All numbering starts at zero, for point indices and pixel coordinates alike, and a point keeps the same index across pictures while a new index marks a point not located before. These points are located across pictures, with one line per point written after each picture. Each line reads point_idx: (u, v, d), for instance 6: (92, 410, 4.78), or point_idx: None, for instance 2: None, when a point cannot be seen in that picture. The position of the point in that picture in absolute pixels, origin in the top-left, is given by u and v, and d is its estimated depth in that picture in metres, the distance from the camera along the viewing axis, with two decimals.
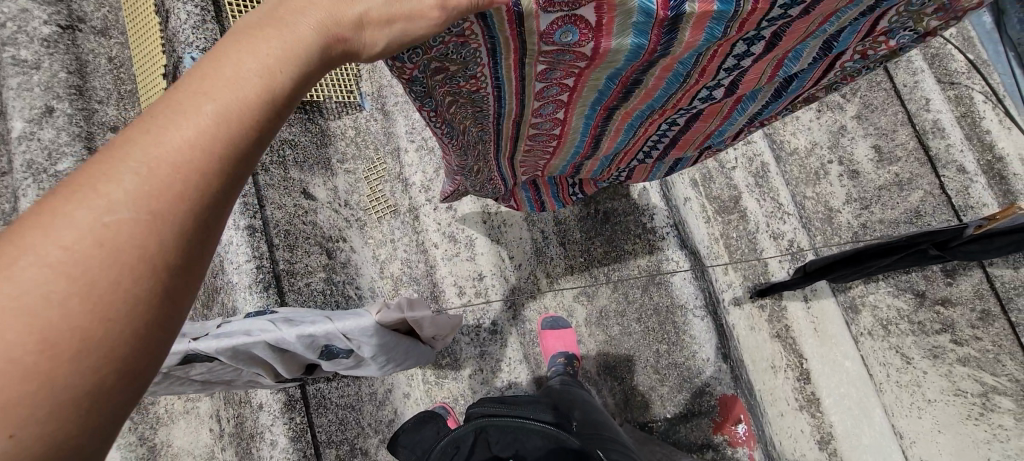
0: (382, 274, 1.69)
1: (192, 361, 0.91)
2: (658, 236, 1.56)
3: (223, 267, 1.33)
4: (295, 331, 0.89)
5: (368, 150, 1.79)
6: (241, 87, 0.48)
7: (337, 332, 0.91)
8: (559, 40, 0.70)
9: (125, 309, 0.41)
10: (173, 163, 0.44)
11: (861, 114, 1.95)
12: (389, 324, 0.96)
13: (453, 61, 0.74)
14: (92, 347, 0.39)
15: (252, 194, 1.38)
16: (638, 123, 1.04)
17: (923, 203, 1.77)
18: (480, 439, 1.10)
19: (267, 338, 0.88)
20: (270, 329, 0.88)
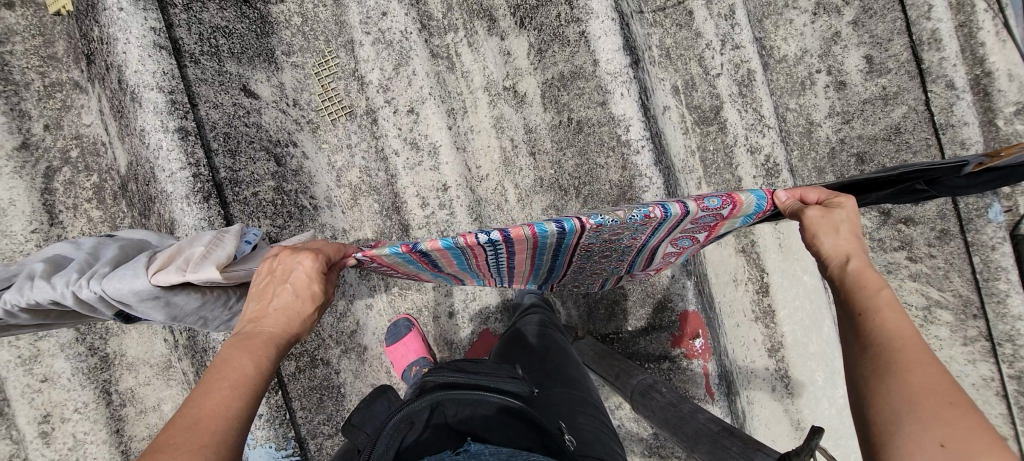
0: (339, 183, 1.56)
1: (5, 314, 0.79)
2: (632, 151, 1.39)
3: (154, 175, 1.20)
4: (101, 288, 0.74)
5: (317, 42, 1.55)
6: (233, 384, 0.66)
7: (162, 295, 0.76)
8: (651, 250, 1.12)
9: (232, 415, 0.63)
10: (214, 401, 0.63)
11: (858, 19, 1.76)
12: (172, 288, 0.76)
13: (612, 256, 1.13)
14: (223, 415, 0.62)
15: (181, 92, 1.22)
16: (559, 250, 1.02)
17: (904, 121, 1.72)
18: (442, 412, 0.77)
19: (57, 296, 0.74)
20: (69, 283, 0.74)
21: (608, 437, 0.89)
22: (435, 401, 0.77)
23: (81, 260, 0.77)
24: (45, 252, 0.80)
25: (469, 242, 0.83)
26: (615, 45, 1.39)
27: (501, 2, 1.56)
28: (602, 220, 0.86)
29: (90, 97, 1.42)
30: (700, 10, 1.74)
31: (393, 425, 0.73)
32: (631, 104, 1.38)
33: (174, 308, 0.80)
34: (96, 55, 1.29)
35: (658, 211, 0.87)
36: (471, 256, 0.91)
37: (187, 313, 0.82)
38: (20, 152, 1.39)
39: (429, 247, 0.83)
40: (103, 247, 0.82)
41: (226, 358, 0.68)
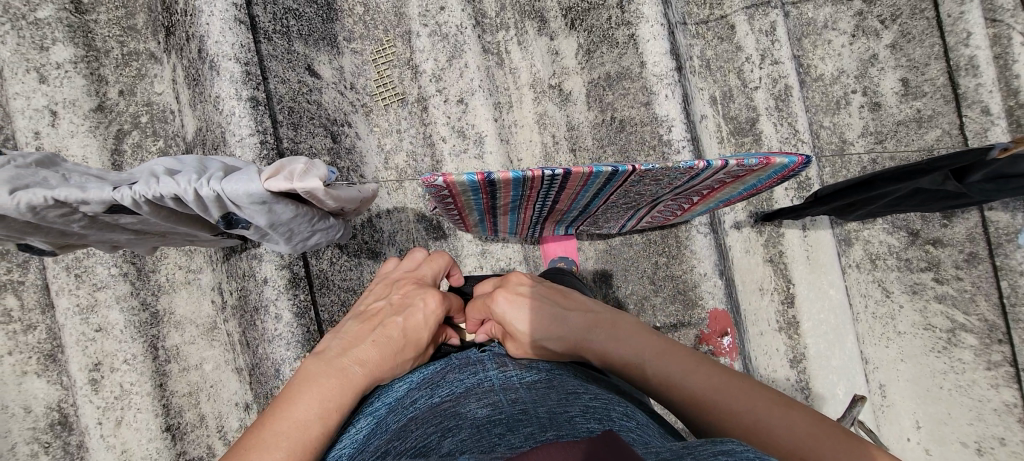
0: (387, 165, 1.63)
1: (119, 210, 0.88)
2: (673, 150, 1.45)
3: (225, 138, 1.28)
4: (223, 187, 0.83)
5: (377, 31, 1.64)
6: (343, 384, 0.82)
7: (271, 200, 0.86)
8: (675, 198, 1.21)
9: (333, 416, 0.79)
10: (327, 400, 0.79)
11: (896, 43, 1.82)
12: (278, 194, 0.86)
13: (637, 201, 1.21)
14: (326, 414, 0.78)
15: (255, 64, 1.30)
16: (598, 193, 1.10)
17: (937, 143, 1.75)
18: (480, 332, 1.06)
19: (179, 192, 0.82)
20: (192, 181, 0.82)
21: None
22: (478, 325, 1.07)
23: (194, 167, 0.86)
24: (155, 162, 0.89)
25: (535, 177, 0.90)
26: (663, 49, 1.45)
27: (553, 4, 1.64)
28: (653, 169, 0.94)
29: (164, 68, 1.51)
30: (741, 25, 1.81)
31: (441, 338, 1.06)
32: (675, 106, 1.45)
33: (274, 214, 0.90)
34: (177, 27, 1.38)
35: (703, 161, 0.94)
36: (526, 189, 0.97)
37: (282, 222, 0.93)
38: (95, 113, 1.48)
39: (500, 175, 0.88)
40: (208, 162, 0.90)
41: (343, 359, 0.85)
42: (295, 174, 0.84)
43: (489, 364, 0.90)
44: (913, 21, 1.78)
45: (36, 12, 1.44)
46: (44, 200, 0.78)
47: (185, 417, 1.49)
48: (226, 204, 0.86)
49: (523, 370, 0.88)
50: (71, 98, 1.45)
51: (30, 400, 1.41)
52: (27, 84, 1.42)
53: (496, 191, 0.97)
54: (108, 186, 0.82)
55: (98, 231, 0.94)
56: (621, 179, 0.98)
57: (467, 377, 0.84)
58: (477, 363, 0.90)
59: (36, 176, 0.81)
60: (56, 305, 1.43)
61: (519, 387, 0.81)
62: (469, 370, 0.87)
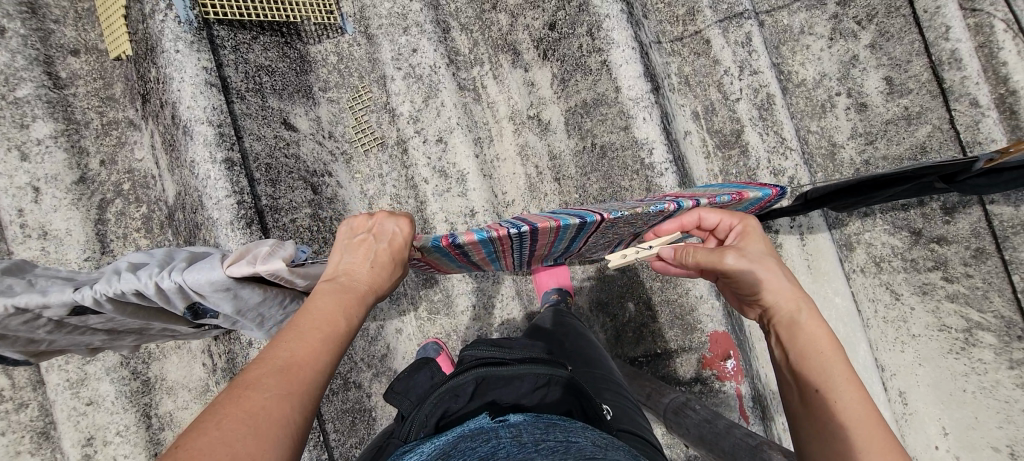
0: (371, 210, 1.62)
1: (85, 311, 0.86)
2: (656, 173, 1.42)
3: (202, 202, 1.27)
4: (184, 277, 0.82)
5: (352, 78, 1.65)
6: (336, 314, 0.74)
7: (234, 285, 0.84)
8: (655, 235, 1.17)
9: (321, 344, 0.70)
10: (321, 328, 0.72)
11: (876, 42, 1.80)
12: (241, 279, 0.84)
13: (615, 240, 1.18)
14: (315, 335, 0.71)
15: (228, 125, 1.31)
16: (573, 242, 1.07)
17: (929, 140, 1.70)
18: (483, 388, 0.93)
19: (139, 286, 0.82)
20: (152, 274, 0.82)
21: (635, 412, 1.03)
22: (482, 376, 0.94)
23: (158, 259, 0.86)
24: (124, 257, 0.89)
25: (501, 236, 0.87)
26: (636, 72, 1.44)
27: (525, 36, 1.65)
28: (622, 215, 0.90)
29: (143, 134, 1.52)
30: (716, 39, 1.79)
31: (444, 393, 0.93)
32: (654, 128, 1.43)
33: (242, 300, 0.88)
34: (151, 94, 1.39)
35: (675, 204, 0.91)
36: (495, 246, 0.94)
37: (251, 307, 0.91)
38: (77, 186, 1.49)
39: (463, 237, 0.86)
40: (175, 253, 0.90)
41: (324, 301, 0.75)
42: (257, 257, 0.84)
43: (501, 429, 0.77)
44: (890, 20, 1.76)
45: (15, 91, 1.44)
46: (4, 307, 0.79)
47: None
48: (190, 295, 0.85)
49: (539, 433, 0.74)
50: (53, 173, 1.46)
51: None
52: (8, 163, 1.42)
53: (466, 252, 0.94)
54: (69, 288, 0.82)
55: (70, 332, 0.93)
56: (594, 228, 0.95)
57: (480, 445, 0.73)
58: (489, 429, 0.77)
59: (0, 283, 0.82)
60: (46, 382, 1.42)
61: (535, 449, 0.69)
62: (480, 438, 0.75)
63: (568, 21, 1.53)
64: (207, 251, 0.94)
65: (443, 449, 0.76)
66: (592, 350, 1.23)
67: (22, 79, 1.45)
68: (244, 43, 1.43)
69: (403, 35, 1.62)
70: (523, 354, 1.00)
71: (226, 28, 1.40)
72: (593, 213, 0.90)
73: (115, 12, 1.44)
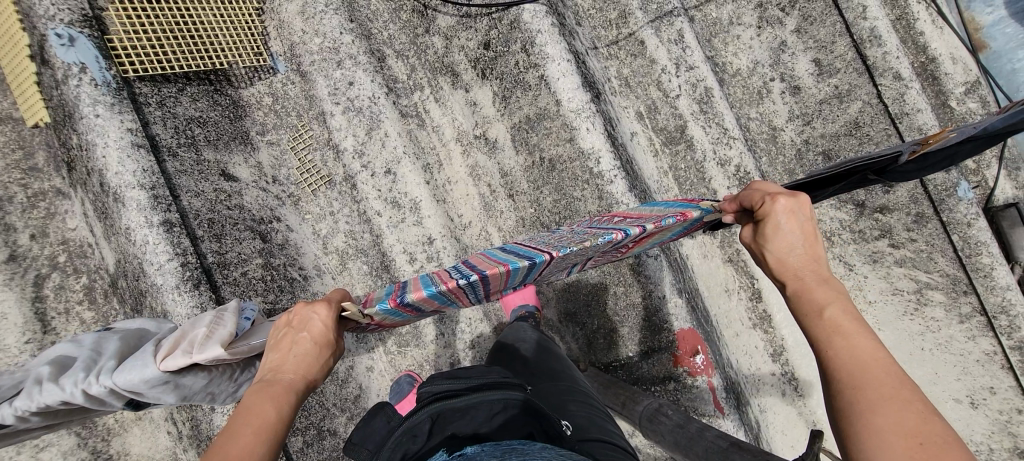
0: (327, 250, 1.59)
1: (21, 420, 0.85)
2: (605, 181, 1.44)
3: (143, 269, 1.22)
4: (113, 382, 0.80)
5: (290, 118, 1.61)
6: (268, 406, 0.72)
7: (171, 379, 0.82)
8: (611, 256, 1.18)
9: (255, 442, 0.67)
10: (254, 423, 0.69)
11: (801, 27, 1.85)
12: (180, 371, 0.82)
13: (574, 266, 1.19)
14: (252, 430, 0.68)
15: (162, 186, 1.26)
16: (530, 276, 1.07)
17: (861, 115, 1.76)
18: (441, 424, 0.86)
19: (67, 396, 0.80)
20: (78, 383, 0.80)
21: (602, 419, 1.06)
22: (438, 410, 0.87)
23: (86, 359, 0.84)
24: (48, 356, 0.86)
25: (450, 288, 0.87)
26: (574, 84, 1.46)
27: (461, 57, 1.64)
28: (570, 251, 0.91)
29: (74, 202, 1.45)
30: (650, 39, 1.81)
31: (399, 437, 0.85)
32: (598, 137, 1.45)
33: (183, 392, 0.86)
34: (76, 161, 1.33)
35: (619, 233, 0.91)
36: (448, 296, 0.93)
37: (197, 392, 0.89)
38: (8, 264, 1.41)
39: (411, 296, 0.85)
40: (105, 343, 0.88)
41: (253, 400, 0.72)
42: (189, 349, 0.81)
43: None
44: (810, 5, 1.81)
45: None
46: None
47: None
48: (123, 395, 0.83)
49: (491, 459, 0.70)
50: None
51: None
52: None
53: (420, 306, 0.94)
54: None
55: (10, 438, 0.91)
56: (545, 265, 0.95)
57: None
58: None
59: None
60: None
61: None
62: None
63: (502, 40, 1.54)
64: (140, 337, 0.91)
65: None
66: (559, 364, 1.25)
67: None
68: (171, 97, 1.40)
69: (338, 69, 1.59)
70: (478, 381, 0.94)
71: (149, 84, 1.36)
72: (541, 253, 0.91)
73: (26, 78, 1.34)
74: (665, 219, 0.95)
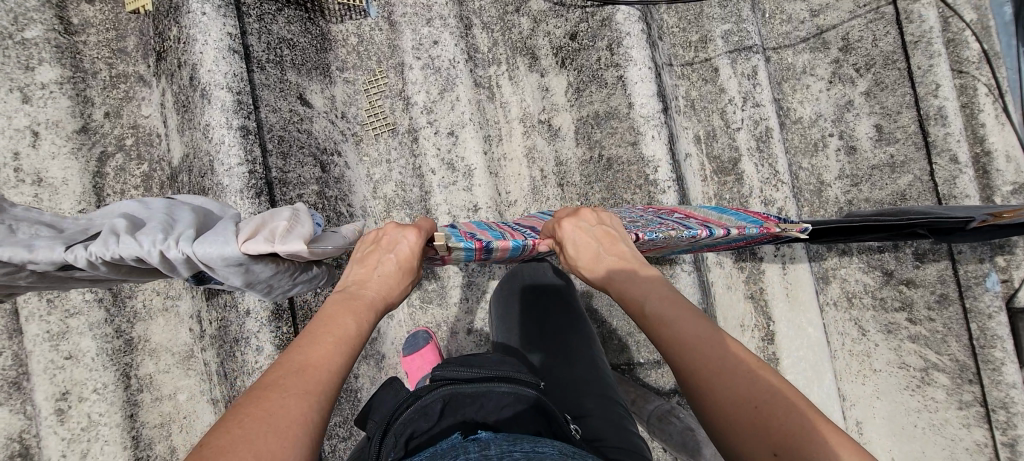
0: (375, 194, 1.63)
1: (71, 269, 0.82)
2: (658, 189, 1.47)
3: (212, 167, 1.27)
4: (195, 249, 0.82)
5: (371, 62, 1.66)
6: (350, 319, 0.78)
7: (248, 262, 0.86)
8: (683, 251, 1.30)
9: (337, 345, 0.74)
10: (336, 330, 0.75)
11: (870, 91, 1.88)
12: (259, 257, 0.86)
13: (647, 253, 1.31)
14: (334, 336, 0.74)
15: (247, 94, 1.31)
16: None
17: (909, 188, 1.79)
18: (452, 407, 0.90)
19: (142, 254, 0.80)
20: (158, 243, 0.80)
21: (617, 414, 1.09)
22: (450, 393, 0.92)
23: (161, 224, 0.84)
24: (117, 214, 0.85)
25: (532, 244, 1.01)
26: (650, 91, 1.49)
27: (545, 42, 1.67)
28: (655, 237, 1.03)
29: (153, 91, 1.50)
30: (725, 68, 1.87)
31: (409, 415, 0.88)
32: (661, 147, 1.48)
33: (250, 275, 0.90)
34: (169, 52, 1.38)
35: (702, 232, 1.03)
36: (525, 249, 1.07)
37: (260, 281, 0.93)
38: (78, 135, 1.45)
39: (495, 241, 0.98)
40: (174, 215, 0.88)
41: (335, 311, 0.79)
42: (275, 236, 0.86)
43: (471, 445, 0.77)
44: (886, 71, 1.85)
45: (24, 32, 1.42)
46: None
47: (155, 449, 1.45)
48: (197, 266, 0.85)
49: (507, 446, 0.75)
50: (55, 119, 1.43)
51: None
52: (10, 104, 1.40)
53: (501, 254, 1.07)
54: (60, 246, 0.77)
55: (49, 284, 0.88)
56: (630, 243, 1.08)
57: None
58: (460, 446, 0.77)
59: None
60: (24, 332, 1.38)
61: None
62: (451, 454, 0.74)
63: (589, 34, 1.56)
64: (205, 217, 0.92)
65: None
66: (574, 336, 1.34)
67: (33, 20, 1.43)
68: (270, 14, 1.43)
69: (426, 26, 1.66)
70: (489, 373, 0.99)
71: None
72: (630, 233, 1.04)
73: None
74: (749, 230, 1.04)
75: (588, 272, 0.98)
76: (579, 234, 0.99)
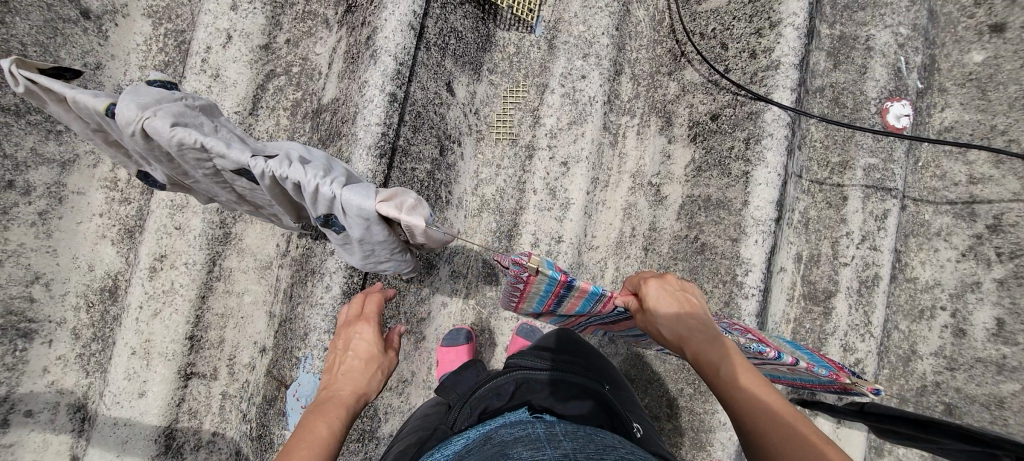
0: (474, 191, 1.71)
1: (241, 175, 0.96)
2: (742, 293, 1.43)
3: (355, 118, 1.40)
4: (341, 191, 0.95)
5: (518, 74, 1.75)
6: (354, 382, 1.04)
7: (373, 220, 0.97)
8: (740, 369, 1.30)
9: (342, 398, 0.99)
10: (343, 390, 1.01)
11: (1007, 281, 1.58)
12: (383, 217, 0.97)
13: None
14: (341, 394, 1.00)
15: (407, 66, 1.43)
16: None
17: (1011, 397, 1.53)
18: (522, 388, 1.01)
19: (301, 180, 0.93)
20: (318, 176, 0.93)
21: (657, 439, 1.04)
22: (521, 378, 1.03)
23: (321, 165, 0.98)
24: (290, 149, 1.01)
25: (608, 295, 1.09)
26: (770, 197, 1.44)
27: (684, 112, 1.68)
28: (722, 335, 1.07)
29: (330, 35, 1.67)
30: (854, 200, 1.77)
31: (484, 392, 1.02)
32: (760, 254, 1.43)
33: (369, 232, 1.01)
34: (358, 8, 1.55)
35: (770, 351, 1.05)
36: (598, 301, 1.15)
37: (371, 240, 1.04)
38: (260, 50, 1.66)
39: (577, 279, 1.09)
40: (330, 163, 1.03)
41: (343, 377, 1.05)
42: (403, 205, 0.98)
43: (538, 423, 0.87)
44: None
45: None
46: (193, 142, 0.88)
47: (208, 334, 1.60)
48: (334, 207, 0.97)
49: (573, 428, 0.86)
50: (248, 31, 1.64)
51: (97, 261, 1.62)
52: (221, 8, 1.62)
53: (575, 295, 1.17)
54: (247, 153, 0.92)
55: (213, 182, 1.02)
56: None
57: (517, 430, 0.84)
58: (528, 421, 0.87)
59: (198, 122, 0.93)
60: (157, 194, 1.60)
61: (564, 437, 0.82)
62: (521, 427, 0.85)
63: (730, 121, 1.55)
64: (352, 175, 1.06)
65: (485, 433, 0.86)
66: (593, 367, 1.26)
67: None
68: (452, 5, 1.55)
69: (580, 59, 1.72)
70: (557, 366, 1.08)
71: None
72: None
73: None
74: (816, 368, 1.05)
75: (660, 324, 1.05)
76: (663, 294, 1.06)
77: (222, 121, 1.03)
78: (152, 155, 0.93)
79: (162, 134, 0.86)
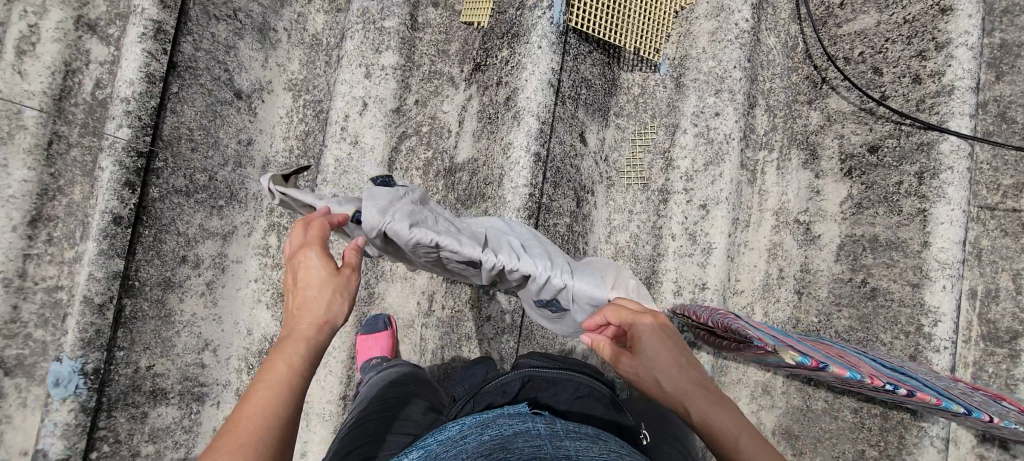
0: (608, 238, 1.67)
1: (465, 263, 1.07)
2: (931, 345, 1.30)
3: (501, 179, 1.41)
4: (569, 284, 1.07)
5: (645, 115, 1.70)
6: (302, 337, 0.79)
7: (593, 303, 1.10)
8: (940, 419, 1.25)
9: (291, 370, 0.75)
10: (291, 353, 0.76)
11: None
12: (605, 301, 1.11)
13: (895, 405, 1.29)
14: (287, 365, 0.75)
15: (548, 121, 1.41)
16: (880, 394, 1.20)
17: None
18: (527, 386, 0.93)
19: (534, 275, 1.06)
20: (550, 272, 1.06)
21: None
22: (530, 376, 0.95)
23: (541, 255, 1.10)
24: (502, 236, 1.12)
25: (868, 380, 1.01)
26: (957, 237, 1.31)
27: (832, 143, 1.56)
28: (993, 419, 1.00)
29: (458, 93, 1.70)
30: None
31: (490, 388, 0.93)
32: (949, 300, 1.30)
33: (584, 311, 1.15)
34: (490, 67, 1.57)
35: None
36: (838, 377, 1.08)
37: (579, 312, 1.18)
38: (393, 114, 1.71)
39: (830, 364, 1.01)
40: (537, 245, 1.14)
41: (290, 333, 0.79)
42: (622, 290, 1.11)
43: (536, 416, 0.78)
44: None
45: (383, 21, 1.69)
46: (440, 247, 0.98)
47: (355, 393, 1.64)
48: (559, 295, 1.10)
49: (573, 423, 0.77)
50: (382, 97, 1.69)
51: (254, 326, 1.72)
52: (356, 76, 1.68)
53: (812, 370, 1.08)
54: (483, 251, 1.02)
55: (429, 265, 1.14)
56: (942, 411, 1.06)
57: (516, 423, 0.74)
58: (526, 413, 0.78)
59: (431, 221, 1.01)
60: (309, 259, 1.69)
61: (567, 434, 0.71)
62: (518, 418, 0.76)
63: (895, 153, 1.43)
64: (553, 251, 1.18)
65: (481, 421, 0.77)
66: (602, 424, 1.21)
67: (393, 13, 1.69)
68: (583, 55, 1.55)
69: (713, 96, 1.63)
70: (564, 368, 0.99)
71: (575, 36, 1.51)
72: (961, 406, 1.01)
73: None
74: None
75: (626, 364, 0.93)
76: (653, 339, 0.92)
77: (427, 203, 1.11)
78: (391, 251, 1.03)
79: (407, 238, 0.94)
